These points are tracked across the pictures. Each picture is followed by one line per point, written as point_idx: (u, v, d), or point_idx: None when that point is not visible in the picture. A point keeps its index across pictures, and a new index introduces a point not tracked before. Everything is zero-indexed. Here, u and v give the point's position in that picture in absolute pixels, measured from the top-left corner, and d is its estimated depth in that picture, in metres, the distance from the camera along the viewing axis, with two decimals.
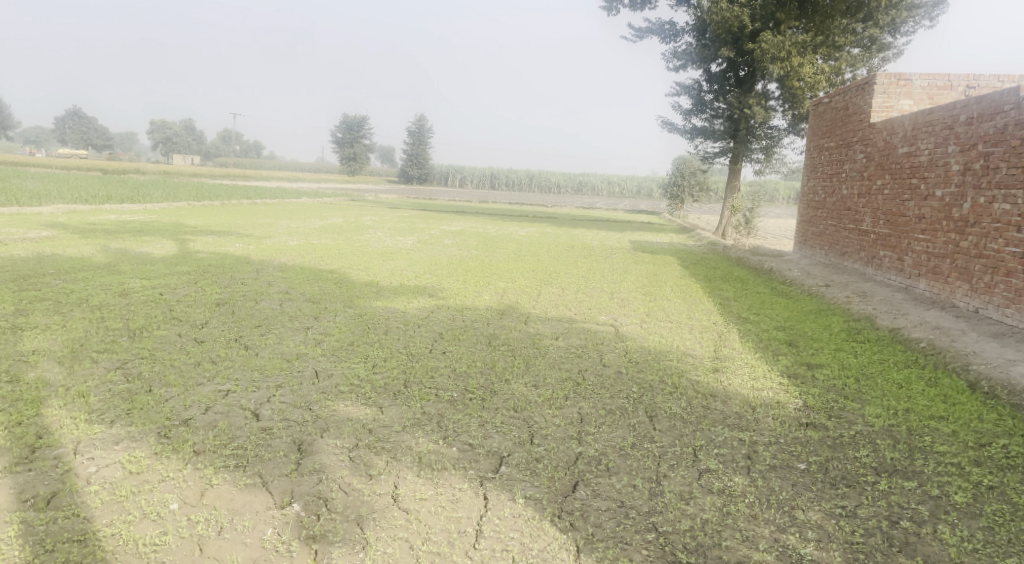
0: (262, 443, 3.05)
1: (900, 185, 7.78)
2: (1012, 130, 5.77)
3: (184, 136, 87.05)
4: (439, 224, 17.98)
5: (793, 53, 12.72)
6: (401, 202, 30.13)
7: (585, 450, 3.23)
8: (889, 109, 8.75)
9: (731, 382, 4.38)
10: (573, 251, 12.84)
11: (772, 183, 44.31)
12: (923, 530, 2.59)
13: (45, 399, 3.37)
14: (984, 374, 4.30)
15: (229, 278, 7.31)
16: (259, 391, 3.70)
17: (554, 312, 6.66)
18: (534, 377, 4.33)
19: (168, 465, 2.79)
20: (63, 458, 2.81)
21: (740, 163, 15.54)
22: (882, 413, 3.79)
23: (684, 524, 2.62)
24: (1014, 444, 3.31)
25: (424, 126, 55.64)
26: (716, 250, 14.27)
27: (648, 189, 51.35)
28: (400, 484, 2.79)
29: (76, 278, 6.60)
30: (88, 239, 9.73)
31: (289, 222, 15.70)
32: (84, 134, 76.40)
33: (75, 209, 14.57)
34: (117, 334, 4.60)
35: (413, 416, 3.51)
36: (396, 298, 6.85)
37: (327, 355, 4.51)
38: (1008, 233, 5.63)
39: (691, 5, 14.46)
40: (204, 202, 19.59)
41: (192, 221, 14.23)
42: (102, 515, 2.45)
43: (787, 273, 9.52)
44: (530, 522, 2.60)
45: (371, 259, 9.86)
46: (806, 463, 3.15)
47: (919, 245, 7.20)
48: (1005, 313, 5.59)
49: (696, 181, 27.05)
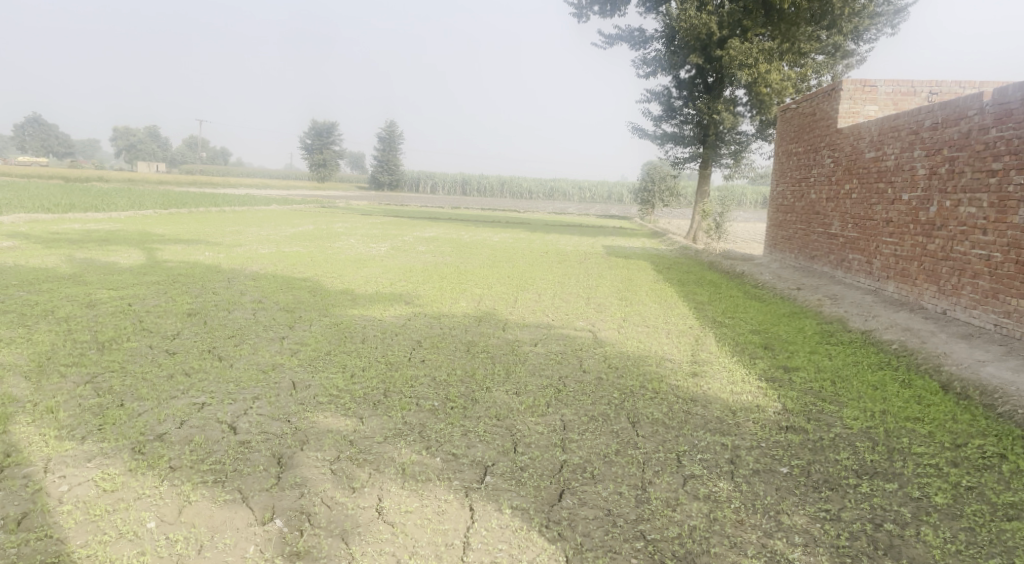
0: (241, 457, 2.97)
1: (867, 189, 7.97)
2: (976, 135, 5.95)
3: (149, 142, 84.99)
4: (412, 231, 17.87)
5: (760, 60, 13.00)
6: (372, 209, 29.85)
7: (570, 458, 3.22)
8: (855, 114, 8.98)
9: (711, 386, 4.43)
10: (548, 257, 12.88)
11: (739, 187, 45.14)
12: (906, 532, 2.64)
13: (11, 415, 3.24)
14: (956, 375, 4.41)
15: (200, 287, 7.14)
16: (235, 403, 3.61)
17: (531, 318, 6.63)
18: (516, 384, 4.31)
19: (144, 482, 2.70)
20: (33, 477, 2.70)
21: (710, 168, 15.77)
22: (860, 415, 3.86)
23: (672, 531, 2.62)
24: (989, 444, 3.39)
25: (395, 131, 55.07)
26: (687, 254, 14.46)
27: (619, 194, 51.80)
28: (385, 497, 2.74)
29: (39, 289, 6.38)
30: (52, 249, 9.42)
31: (260, 229, 15.43)
32: (43, 139, 74.10)
33: (36, 218, 14.10)
34: (86, 347, 4.45)
35: (394, 426, 3.45)
36: (373, 306, 6.78)
37: (303, 365, 4.43)
38: (974, 235, 5.80)
39: (660, 12, 14.67)
40: (171, 210, 19.16)
41: (158, 229, 13.88)
42: (76, 536, 2.35)
43: (760, 276, 9.68)
44: (517, 533, 2.58)
45: (345, 267, 9.74)
46: (788, 467, 3.18)
47: (887, 248, 7.38)
48: (972, 315, 5.75)
49: (667, 186, 27.35)
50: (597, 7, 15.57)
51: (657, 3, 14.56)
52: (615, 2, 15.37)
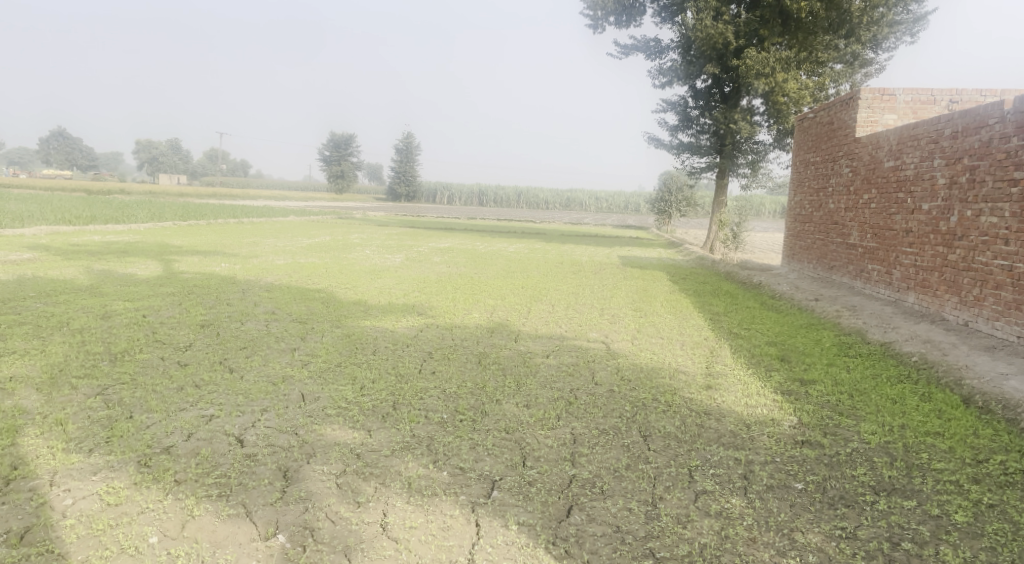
0: (246, 470, 2.95)
1: (886, 199, 7.84)
2: (997, 143, 5.83)
3: (170, 155, 86.50)
4: (427, 241, 17.90)
5: (777, 69, 12.90)
6: (388, 220, 30.03)
7: (579, 473, 3.16)
8: (874, 123, 8.85)
9: (725, 399, 4.34)
10: (563, 267, 12.84)
11: (757, 196, 44.96)
12: (924, 552, 2.55)
13: (20, 428, 3.26)
14: (978, 388, 4.29)
15: (215, 299, 7.18)
16: (244, 415, 3.60)
17: (544, 329, 6.58)
18: (526, 396, 4.26)
19: (149, 496, 2.69)
20: (39, 490, 2.70)
21: (726, 177, 15.66)
22: (878, 430, 3.75)
23: (682, 549, 2.55)
24: (1011, 460, 3.28)
25: (412, 143, 55.46)
26: (702, 265, 14.32)
27: (636, 204, 51.59)
28: (389, 512, 2.70)
29: (56, 300, 6.46)
30: (71, 261, 9.55)
31: (276, 240, 15.59)
32: (68, 152, 75.80)
33: (58, 230, 14.34)
34: (98, 359, 4.49)
35: (402, 440, 3.42)
36: (385, 317, 6.77)
37: (314, 377, 4.42)
38: (997, 245, 5.66)
39: (676, 22, 14.63)
40: (189, 222, 19.43)
41: (177, 241, 14.05)
42: (77, 551, 2.35)
43: (777, 287, 9.54)
44: (523, 550, 2.53)
45: (359, 278, 9.77)
46: (803, 483, 3.10)
47: (907, 258, 7.24)
48: (995, 326, 5.60)
49: (683, 196, 27.16)
50: (612, 18, 15.58)
51: (672, 13, 14.55)
52: (630, 13, 15.40)
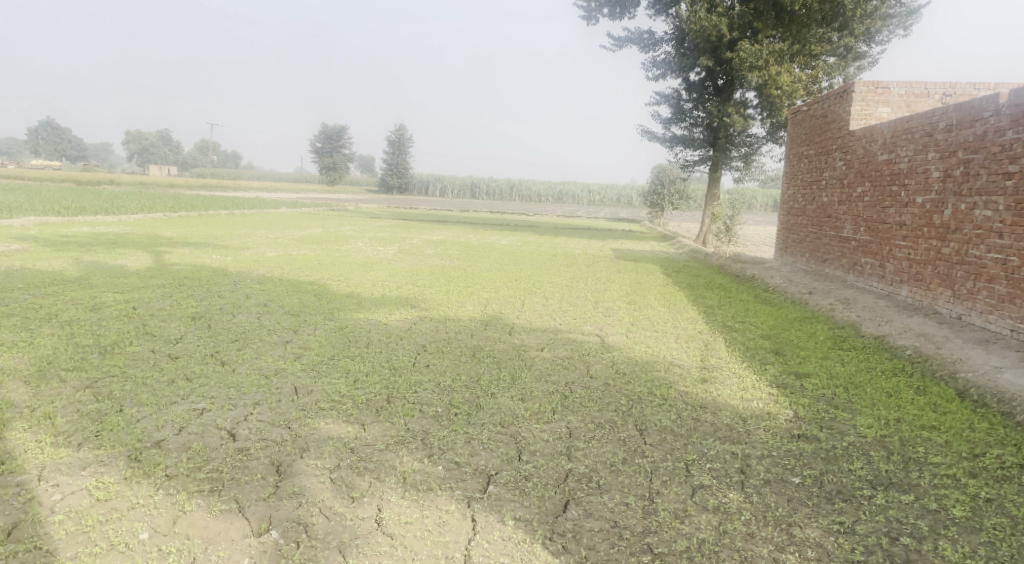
0: (238, 465, 2.91)
1: (880, 192, 7.84)
2: (991, 136, 5.82)
3: (159, 145, 85.82)
4: (420, 234, 17.80)
5: (771, 62, 12.85)
6: (381, 211, 29.96)
7: (575, 467, 3.13)
8: (868, 116, 8.83)
9: (721, 392, 4.33)
10: (557, 260, 12.79)
11: (748, 190, 44.98)
12: (924, 547, 2.55)
13: (8, 422, 3.20)
14: (972, 382, 4.29)
15: (206, 291, 7.10)
16: (235, 409, 3.55)
17: (539, 322, 6.54)
18: (522, 390, 4.22)
19: (139, 491, 2.64)
20: (27, 485, 2.65)
21: (720, 170, 15.63)
22: (874, 424, 3.75)
23: (680, 544, 2.54)
24: (1007, 454, 3.28)
25: (405, 135, 55.18)
26: (696, 257, 14.31)
27: (629, 197, 51.65)
28: (384, 507, 2.67)
29: (45, 292, 6.38)
30: (60, 252, 9.43)
31: (268, 232, 15.50)
32: (56, 142, 75.11)
33: (46, 221, 14.17)
34: (88, 351, 4.42)
35: (397, 434, 3.39)
36: (378, 310, 6.71)
37: (307, 370, 4.37)
38: (990, 238, 5.67)
39: (669, 15, 14.57)
40: (179, 213, 19.27)
41: (167, 232, 13.93)
42: (66, 548, 2.30)
43: (770, 281, 9.53)
44: (520, 546, 2.51)
45: (352, 270, 9.69)
46: (800, 477, 3.09)
47: (900, 251, 7.25)
48: (988, 319, 5.61)
49: (677, 189, 27.17)
50: (606, 9, 15.49)
51: (666, 5, 14.48)
52: (623, 5, 15.31)
